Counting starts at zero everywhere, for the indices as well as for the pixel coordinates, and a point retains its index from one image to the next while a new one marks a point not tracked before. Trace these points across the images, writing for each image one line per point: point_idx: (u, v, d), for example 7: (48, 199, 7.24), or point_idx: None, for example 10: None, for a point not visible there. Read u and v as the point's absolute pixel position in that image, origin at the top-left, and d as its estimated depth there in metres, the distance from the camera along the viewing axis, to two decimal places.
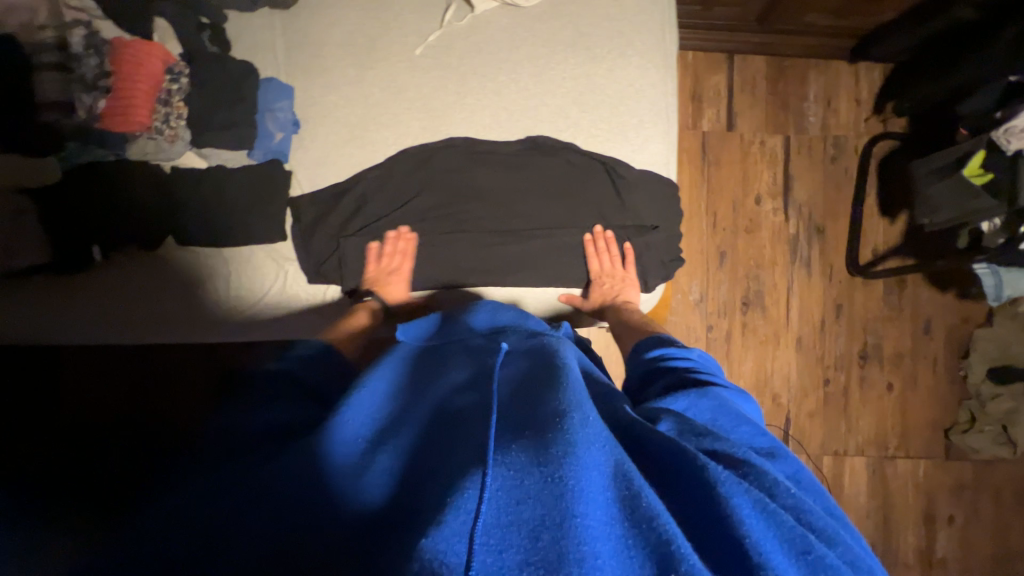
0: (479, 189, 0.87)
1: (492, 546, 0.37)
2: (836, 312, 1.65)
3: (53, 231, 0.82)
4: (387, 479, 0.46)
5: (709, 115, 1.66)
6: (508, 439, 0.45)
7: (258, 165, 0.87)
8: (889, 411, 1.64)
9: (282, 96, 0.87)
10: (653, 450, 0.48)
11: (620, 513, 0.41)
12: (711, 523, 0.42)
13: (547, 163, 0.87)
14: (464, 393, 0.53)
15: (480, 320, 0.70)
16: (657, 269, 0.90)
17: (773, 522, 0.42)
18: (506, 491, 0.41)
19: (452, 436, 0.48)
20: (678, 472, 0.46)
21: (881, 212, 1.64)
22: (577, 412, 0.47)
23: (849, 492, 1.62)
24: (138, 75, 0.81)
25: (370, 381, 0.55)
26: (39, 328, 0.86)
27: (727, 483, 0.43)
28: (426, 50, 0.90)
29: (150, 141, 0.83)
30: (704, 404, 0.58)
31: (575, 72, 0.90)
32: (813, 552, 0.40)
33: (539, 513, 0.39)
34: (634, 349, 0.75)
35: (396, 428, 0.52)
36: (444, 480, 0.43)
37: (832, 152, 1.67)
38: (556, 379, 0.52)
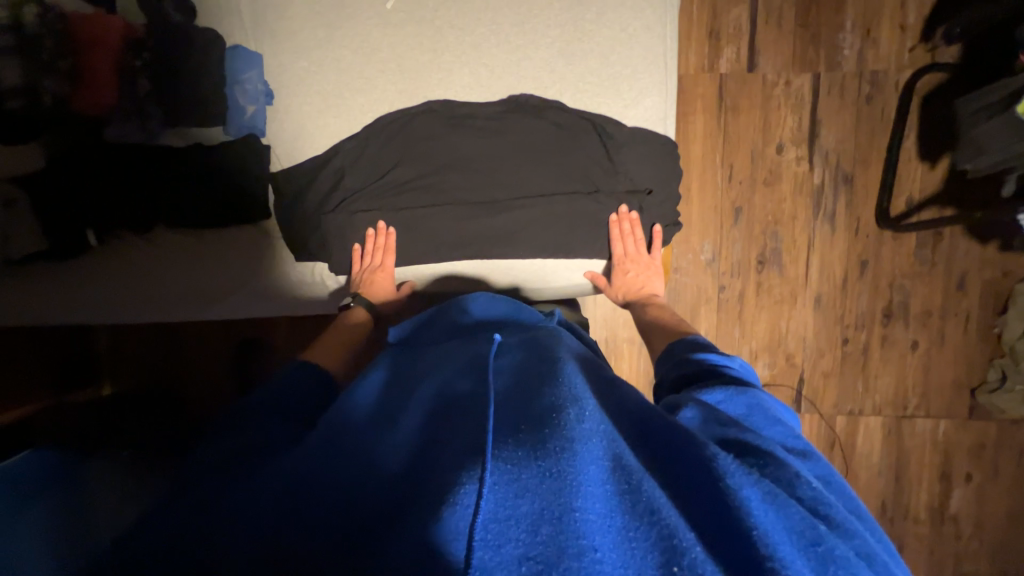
0: (459, 157, 0.82)
1: (491, 541, 0.34)
2: (860, 269, 1.55)
3: (43, 219, 0.82)
4: (384, 473, 0.44)
5: (728, 54, 1.50)
6: (508, 435, 0.43)
7: (234, 141, 0.85)
8: (911, 371, 1.57)
9: (250, 66, 0.83)
10: (655, 438, 0.45)
11: (624, 507, 0.38)
12: (715, 515, 0.38)
13: (531, 125, 0.81)
14: (465, 386, 0.52)
15: (475, 310, 0.70)
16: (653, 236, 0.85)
17: (784, 513, 0.38)
18: (504, 484, 0.38)
19: (449, 426, 0.47)
20: (682, 462, 0.42)
21: (921, 156, 1.49)
22: (575, 401, 0.45)
23: (862, 451, 1.60)
24: (96, 53, 0.78)
25: (367, 381, 0.59)
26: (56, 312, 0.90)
27: (736, 475, 0.40)
28: (397, 2, 0.83)
29: (121, 120, 0.81)
30: (739, 400, 0.54)
31: (562, 18, 0.81)
32: (824, 543, 0.37)
33: (539, 506, 0.36)
34: (668, 351, 0.70)
35: (393, 420, 0.51)
36: (440, 470, 0.41)
37: (868, 90, 1.49)
38: (554, 369, 0.50)
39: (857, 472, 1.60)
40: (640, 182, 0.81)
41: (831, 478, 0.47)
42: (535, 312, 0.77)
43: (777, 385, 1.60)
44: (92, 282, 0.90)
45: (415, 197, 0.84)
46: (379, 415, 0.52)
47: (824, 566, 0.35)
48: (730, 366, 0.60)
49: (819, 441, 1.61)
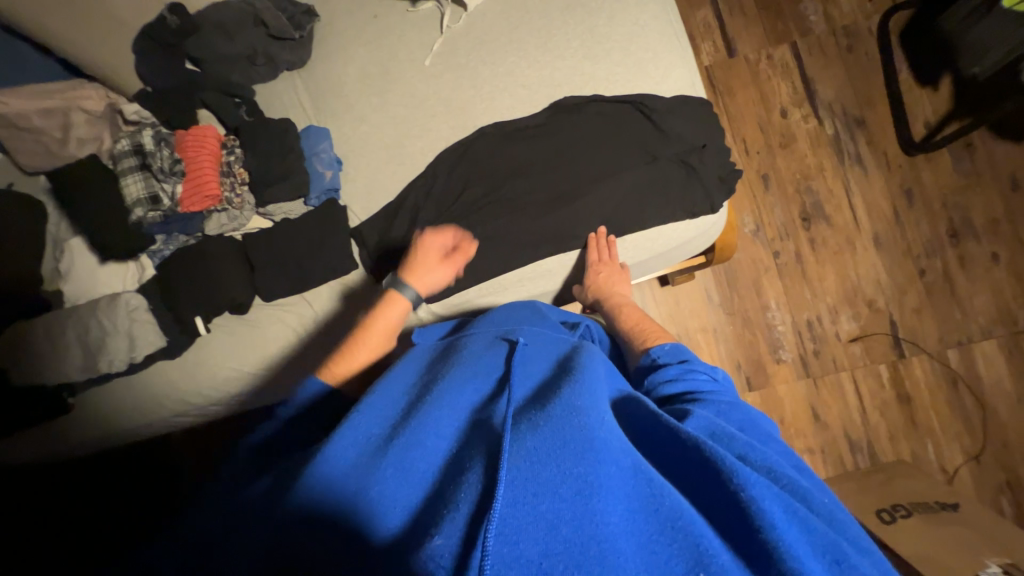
0: (520, 164, 0.90)
1: (508, 538, 0.37)
2: (907, 198, 1.55)
3: (162, 314, 0.91)
4: (393, 483, 0.44)
5: (707, 49, 1.64)
6: (524, 433, 0.46)
7: (316, 208, 0.93)
8: (1003, 283, 1.50)
9: (322, 138, 0.94)
10: (666, 451, 0.50)
11: (647, 514, 0.41)
12: (738, 515, 0.42)
13: (576, 122, 0.89)
14: (483, 401, 0.55)
15: (494, 324, 0.75)
16: (719, 186, 0.87)
17: (806, 527, 0.42)
18: (522, 485, 0.41)
19: (464, 446, 0.48)
20: (702, 471, 0.46)
21: (920, 83, 1.56)
22: (590, 409, 0.48)
23: (990, 381, 1.47)
24: (202, 154, 0.89)
25: (384, 385, 0.59)
26: (147, 414, 0.95)
27: (756, 484, 0.43)
28: (434, 58, 0.95)
29: (227, 211, 0.91)
30: (736, 411, 0.59)
31: (578, 30, 0.92)
32: (846, 561, 0.41)
33: (556, 507, 0.39)
34: (638, 365, 0.71)
35: (405, 420, 0.52)
36: (463, 485, 0.43)
37: (846, 42, 1.60)
38: (571, 379, 0.55)
39: (996, 406, 1.46)
40: (691, 141, 0.86)
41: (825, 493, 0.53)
42: (553, 321, 0.80)
43: (870, 335, 1.52)
44: (201, 377, 0.95)
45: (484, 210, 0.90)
46: (390, 425, 0.52)
47: None
48: (721, 390, 0.63)
49: (940, 383, 1.49)
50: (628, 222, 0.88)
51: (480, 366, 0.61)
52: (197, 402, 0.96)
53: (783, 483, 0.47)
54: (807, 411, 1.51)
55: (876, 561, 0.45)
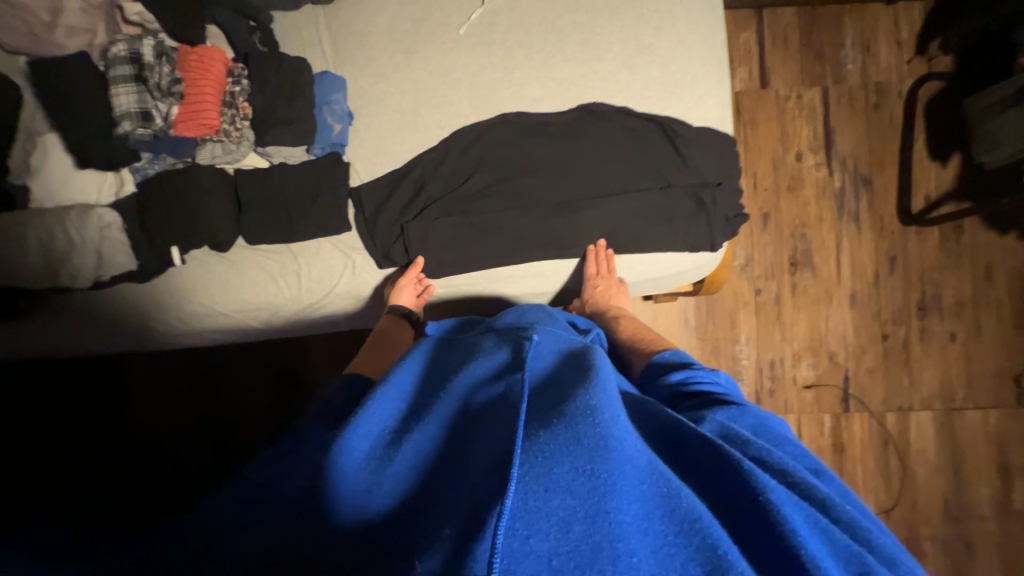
0: (535, 161, 0.88)
1: (519, 532, 0.40)
2: (890, 265, 1.61)
3: (135, 239, 0.86)
4: (395, 474, 0.51)
5: (741, 74, 1.62)
6: (536, 429, 0.48)
7: (317, 160, 0.90)
8: (953, 362, 1.59)
9: (337, 88, 0.89)
10: (690, 456, 0.52)
11: (663, 513, 0.44)
12: (752, 524, 0.45)
13: (601, 131, 0.87)
14: (494, 388, 0.58)
15: (508, 320, 0.79)
16: (722, 225, 0.88)
17: (828, 539, 0.44)
18: (534, 480, 0.43)
19: (476, 437, 0.52)
20: (717, 475, 0.49)
21: (931, 156, 1.59)
22: (606, 407, 0.50)
23: (917, 448, 1.59)
24: (205, 78, 0.83)
25: (393, 378, 0.64)
26: (112, 336, 0.94)
27: (776, 490, 0.46)
28: (470, 28, 0.91)
29: (223, 144, 0.86)
30: (748, 418, 0.61)
31: (622, 34, 0.89)
32: (870, 571, 0.43)
33: (569, 504, 0.42)
34: (652, 364, 0.75)
35: (418, 420, 0.57)
36: (473, 477, 0.47)
37: (874, 99, 1.61)
38: (585, 377, 0.56)
39: (915, 470, 1.58)
40: (708, 175, 0.86)
41: (846, 494, 0.54)
42: (563, 322, 0.81)
43: (823, 385, 1.61)
44: (168, 309, 0.92)
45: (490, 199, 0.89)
46: (401, 419, 0.59)
47: None
48: (733, 393, 0.67)
49: (873, 441, 1.59)
50: (630, 243, 0.88)
51: (488, 361, 0.64)
52: (162, 331, 0.94)
53: (802, 486, 0.49)
54: None
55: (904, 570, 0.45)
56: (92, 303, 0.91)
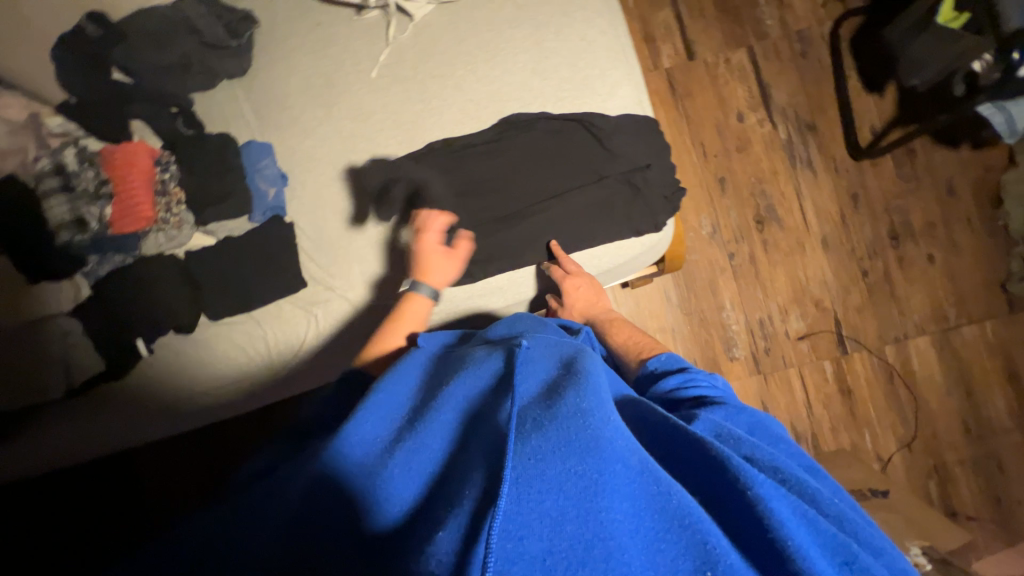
0: (470, 183, 0.89)
1: (511, 534, 0.41)
2: (853, 202, 1.62)
3: (100, 341, 0.86)
4: (400, 475, 0.51)
5: (667, 51, 1.65)
6: (529, 432, 0.49)
7: (260, 226, 0.91)
8: (937, 283, 1.60)
9: (264, 154, 0.92)
10: (678, 446, 0.53)
11: (654, 511, 0.44)
12: (741, 517, 0.46)
13: (526, 139, 0.89)
14: (489, 396, 0.58)
15: (498, 329, 0.79)
16: (662, 204, 0.89)
17: (815, 530, 0.45)
18: (526, 483, 0.44)
19: (471, 443, 0.53)
20: (707, 474, 0.50)
21: (867, 89, 1.61)
22: (597, 409, 0.51)
23: (922, 374, 1.58)
24: (132, 175, 0.87)
25: (388, 389, 0.65)
26: (88, 436, 0.91)
27: (764, 485, 0.46)
28: (381, 70, 0.93)
29: (164, 230, 0.89)
30: (742, 418, 0.62)
31: (526, 44, 0.91)
32: (856, 561, 0.44)
33: (561, 504, 0.42)
34: (646, 369, 0.75)
35: (414, 426, 0.58)
36: (466, 484, 0.47)
37: (800, 47, 1.64)
38: (576, 379, 0.57)
39: (927, 397, 1.57)
40: (636, 159, 0.88)
41: (839, 492, 0.55)
42: (554, 326, 0.81)
43: (817, 333, 1.60)
44: (142, 400, 0.91)
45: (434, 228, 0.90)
46: (397, 426, 0.59)
47: None
48: (729, 395, 0.68)
49: (878, 377, 1.59)
50: (577, 240, 0.89)
51: (481, 367, 0.64)
52: (142, 424, 0.93)
53: (793, 483, 0.50)
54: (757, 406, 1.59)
55: (889, 561, 0.47)
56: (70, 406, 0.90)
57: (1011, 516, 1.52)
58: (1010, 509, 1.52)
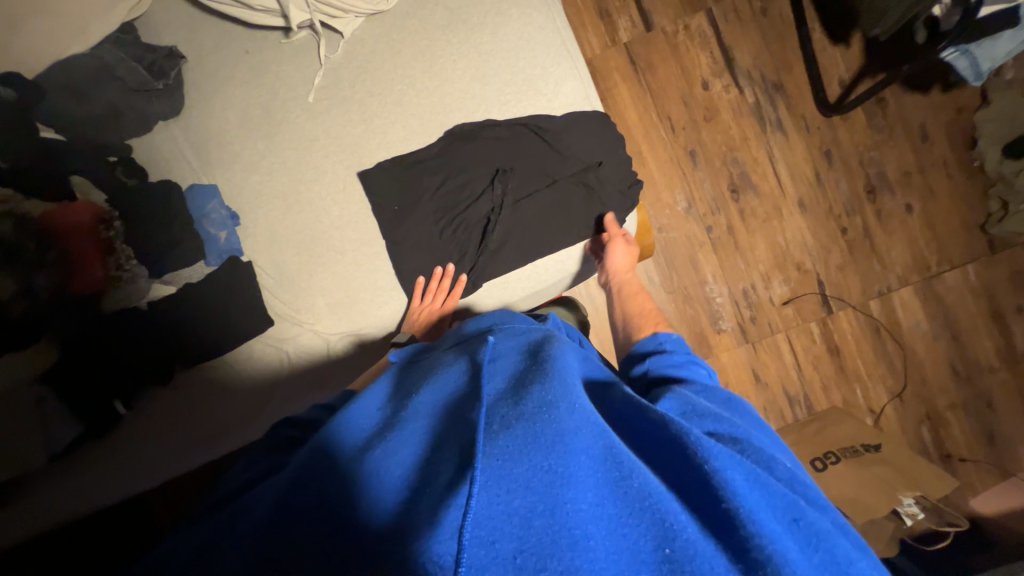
0: (424, 200, 0.88)
1: (483, 537, 0.39)
2: (827, 159, 1.60)
3: (74, 402, 0.85)
4: (371, 483, 0.50)
5: (624, 24, 1.59)
6: (496, 431, 0.49)
7: (218, 269, 0.90)
8: (917, 232, 1.59)
9: (209, 197, 0.90)
10: (640, 428, 0.54)
11: (617, 496, 0.45)
12: (703, 492, 0.46)
13: (473, 149, 0.87)
14: (460, 396, 0.59)
15: (469, 325, 0.79)
16: (619, 201, 0.88)
17: (766, 492, 0.47)
18: (495, 484, 0.43)
19: (444, 444, 0.52)
20: (670, 446, 0.50)
21: (832, 41, 1.56)
22: (563, 399, 0.52)
23: (908, 325, 1.59)
24: (76, 236, 0.83)
25: (359, 403, 0.65)
26: (76, 497, 0.90)
27: (720, 458, 0.47)
28: (318, 94, 0.90)
29: (119, 286, 0.88)
30: (720, 394, 0.61)
31: (463, 49, 0.88)
32: (803, 517, 0.46)
33: (530, 500, 0.42)
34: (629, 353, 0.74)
35: (385, 434, 0.57)
36: (434, 487, 0.46)
37: (760, 5, 1.58)
38: (543, 370, 0.58)
39: (914, 347, 1.58)
40: (586, 157, 0.87)
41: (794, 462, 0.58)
42: (524, 316, 0.82)
43: (801, 296, 1.60)
44: (123, 457, 0.91)
45: (391, 251, 0.89)
46: (369, 435, 0.58)
47: (805, 536, 0.44)
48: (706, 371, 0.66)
49: (866, 333, 1.59)
50: (537, 247, 0.87)
51: (451, 371, 0.64)
52: (122, 481, 0.91)
53: (750, 450, 0.51)
54: (749, 375, 1.60)
55: (832, 515, 0.50)
56: (61, 470, 0.90)
57: (1004, 452, 1.55)
58: (1003, 445, 1.55)
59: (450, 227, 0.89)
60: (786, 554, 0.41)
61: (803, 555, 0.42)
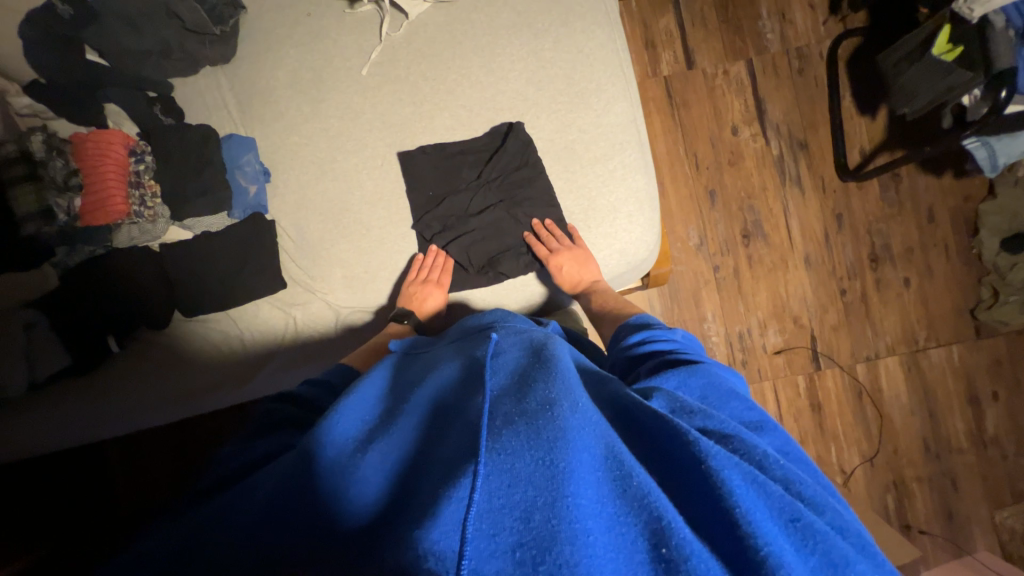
0: (459, 189, 0.89)
1: (485, 531, 0.39)
2: (837, 222, 1.65)
3: (67, 333, 0.82)
4: (377, 471, 0.51)
5: (667, 58, 1.63)
6: (500, 425, 0.48)
7: (242, 223, 0.89)
8: (911, 306, 1.64)
9: (245, 149, 0.89)
10: (637, 429, 0.53)
11: (617, 494, 0.44)
12: (705, 496, 0.46)
13: (515, 150, 0.88)
14: (462, 387, 0.58)
15: (473, 320, 0.79)
16: (648, 223, 0.90)
17: (765, 493, 0.46)
18: (496, 475, 0.43)
19: (445, 435, 0.52)
20: (669, 446, 0.49)
21: (860, 111, 1.63)
22: (567, 398, 0.51)
23: (889, 394, 1.63)
24: (105, 164, 0.82)
25: (359, 390, 0.65)
26: (46, 432, 0.88)
27: (720, 457, 0.47)
28: (372, 69, 0.90)
29: (137, 223, 0.85)
30: (693, 382, 0.61)
31: (523, 52, 0.90)
32: (802, 519, 0.45)
33: (531, 494, 0.42)
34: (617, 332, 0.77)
35: (385, 427, 0.57)
36: (433, 478, 0.46)
37: (797, 64, 1.64)
38: (548, 369, 0.57)
39: (891, 416, 1.63)
40: (621, 174, 0.89)
41: (786, 446, 0.56)
42: (527, 318, 0.82)
43: (793, 349, 1.64)
44: (103, 399, 0.89)
45: (417, 233, 0.90)
46: (371, 423, 0.59)
47: (803, 538, 0.44)
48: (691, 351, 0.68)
49: (848, 394, 1.63)
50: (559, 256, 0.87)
51: (453, 366, 0.64)
52: (97, 422, 0.90)
53: (743, 449, 0.50)
54: None
55: (832, 517, 0.48)
56: (32, 404, 0.86)
57: (961, 531, 1.60)
58: (960, 524, 1.60)
59: (480, 221, 0.89)
60: (783, 557, 0.41)
61: (800, 557, 0.43)
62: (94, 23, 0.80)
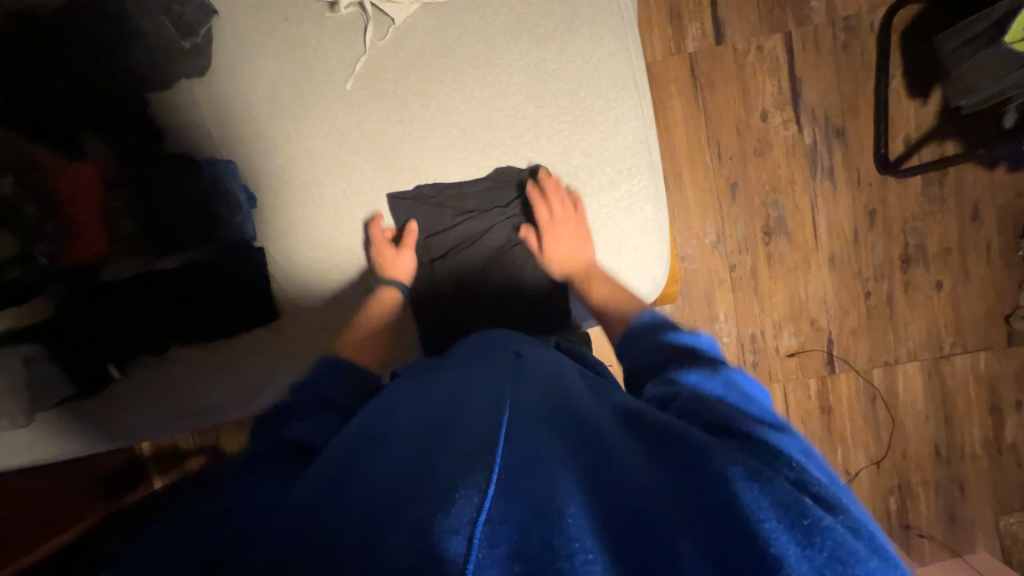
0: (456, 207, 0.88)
1: (488, 541, 0.39)
2: (869, 219, 1.53)
3: (69, 368, 0.83)
4: (370, 475, 0.51)
5: (693, 32, 1.46)
6: (508, 445, 0.49)
7: (222, 249, 0.86)
8: (939, 311, 1.55)
9: (225, 176, 0.84)
10: (648, 434, 0.51)
11: (614, 507, 0.43)
12: (709, 500, 0.42)
13: (513, 226, 0.89)
14: (472, 405, 0.59)
15: (483, 341, 0.80)
16: (653, 243, 0.87)
17: (770, 491, 0.42)
18: (504, 495, 0.43)
19: (450, 446, 0.51)
20: (677, 446, 0.48)
21: (909, 94, 1.45)
22: (577, 424, 0.53)
23: (904, 399, 1.58)
24: (76, 204, 0.77)
25: (372, 408, 0.66)
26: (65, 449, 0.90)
27: (720, 458, 0.45)
28: (357, 82, 0.84)
29: (121, 258, 0.83)
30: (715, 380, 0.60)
31: (522, 62, 0.84)
32: (810, 518, 0.40)
33: (536, 511, 0.42)
34: (630, 331, 0.76)
35: (392, 437, 0.57)
36: (438, 483, 0.45)
37: (843, 38, 1.45)
38: (558, 396, 0.58)
39: (905, 421, 1.59)
40: (621, 196, 0.86)
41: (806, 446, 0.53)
42: (536, 340, 0.81)
43: (807, 351, 1.57)
44: (112, 422, 0.90)
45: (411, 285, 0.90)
46: (374, 435, 0.59)
47: (814, 538, 0.39)
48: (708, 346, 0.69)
49: (861, 398, 1.59)
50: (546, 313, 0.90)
51: (465, 387, 0.65)
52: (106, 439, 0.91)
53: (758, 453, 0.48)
54: None
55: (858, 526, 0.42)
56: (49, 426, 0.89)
57: (962, 534, 1.60)
58: (962, 528, 1.59)
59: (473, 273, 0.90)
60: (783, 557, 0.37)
61: (803, 556, 0.37)
62: (34, 40, 0.73)
